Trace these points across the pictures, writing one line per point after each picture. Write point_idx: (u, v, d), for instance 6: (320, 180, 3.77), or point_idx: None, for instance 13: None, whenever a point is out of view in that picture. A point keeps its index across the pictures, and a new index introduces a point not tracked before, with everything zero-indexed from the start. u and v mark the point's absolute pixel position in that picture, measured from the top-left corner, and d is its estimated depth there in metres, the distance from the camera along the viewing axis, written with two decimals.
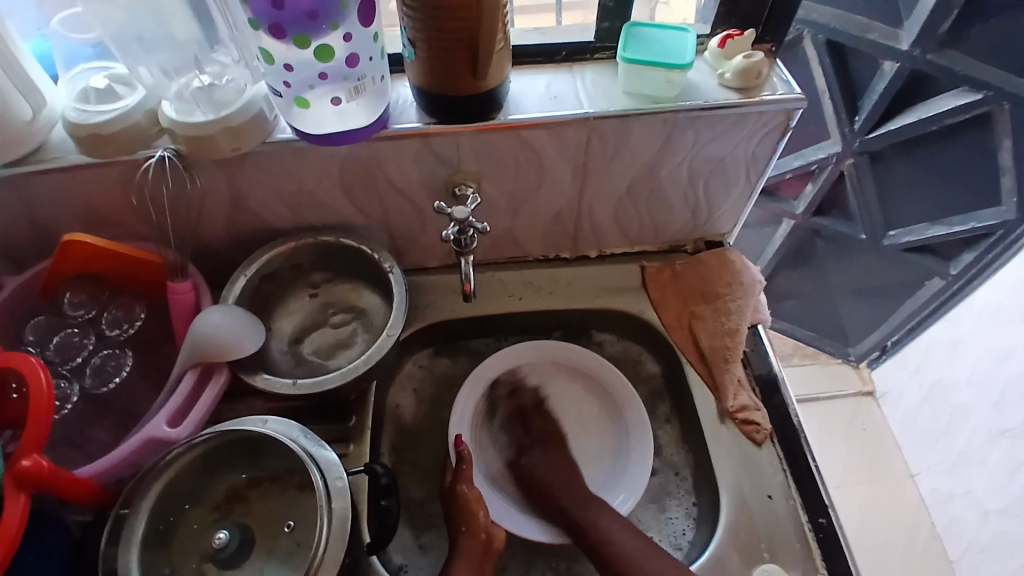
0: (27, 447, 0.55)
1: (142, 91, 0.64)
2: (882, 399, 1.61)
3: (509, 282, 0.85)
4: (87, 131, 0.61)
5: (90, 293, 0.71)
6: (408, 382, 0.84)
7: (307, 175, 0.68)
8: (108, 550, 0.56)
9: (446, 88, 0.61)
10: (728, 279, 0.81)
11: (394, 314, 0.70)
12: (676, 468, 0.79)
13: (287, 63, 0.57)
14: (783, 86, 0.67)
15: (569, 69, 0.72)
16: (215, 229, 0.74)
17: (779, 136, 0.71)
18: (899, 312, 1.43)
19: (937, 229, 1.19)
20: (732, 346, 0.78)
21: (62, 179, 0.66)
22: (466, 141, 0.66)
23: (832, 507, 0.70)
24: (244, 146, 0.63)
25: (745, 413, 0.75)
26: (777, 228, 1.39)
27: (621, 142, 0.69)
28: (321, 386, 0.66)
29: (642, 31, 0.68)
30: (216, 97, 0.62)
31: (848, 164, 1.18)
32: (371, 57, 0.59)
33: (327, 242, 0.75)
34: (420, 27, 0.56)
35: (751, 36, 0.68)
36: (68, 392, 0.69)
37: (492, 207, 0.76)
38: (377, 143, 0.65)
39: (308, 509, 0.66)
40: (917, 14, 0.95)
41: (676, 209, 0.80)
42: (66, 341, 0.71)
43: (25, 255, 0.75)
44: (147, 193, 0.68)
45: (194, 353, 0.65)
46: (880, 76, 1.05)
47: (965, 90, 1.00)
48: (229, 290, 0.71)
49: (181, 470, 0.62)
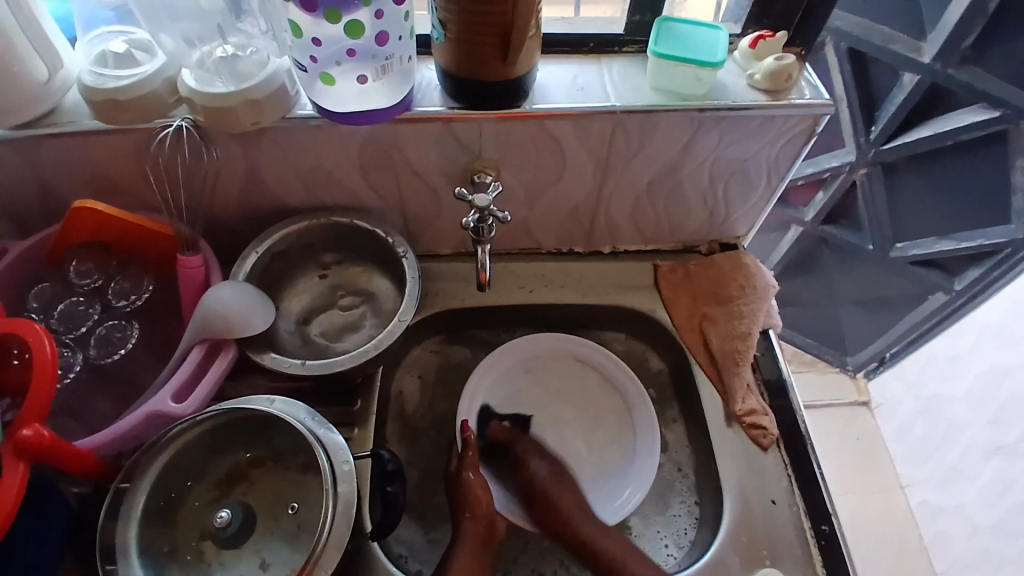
0: (29, 416, 0.54)
1: (162, 58, 0.62)
2: (876, 410, 1.62)
3: (521, 274, 0.84)
4: (103, 97, 0.59)
5: (96, 262, 0.69)
6: (414, 368, 0.84)
7: (325, 154, 0.67)
8: (106, 525, 0.56)
9: (472, 73, 0.59)
10: (741, 282, 0.81)
11: (407, 300, 0.69)
12: (680, 463, 0.79)
13: (315, 38, 0.56)
14: (811, 90, 0.67)
15: (596, 61, 0.71)
16: (227, 203, 0.73)
17: (804, 142, 0.70)
18: (901, 323, 1.42)
19: (944, 244, 1.19)
20: (744, 349, 0.77)
21: (75, 144, 0.64)
22: (489, 129, 0.65)
23: (835, 514, 0.70)
24: (263, 121, 0.61)
25: (753, 417, 0.75)
26: (785, 233, 1.39)
27: (645, 138, 0.68)
28: (330, 369, 0.66)
29: (673, 27, 0.67)
30: (238, 69, 0.61)
31: (861, 174, 1.18)
32: (401, 36, 0.58)
33: (339, 223, 0.74)
34: (452, 8, 0.55)
35: (784, 38, 0.67)
36: (71, 361, 0.67)
37: (510, 197, 0.75)
38: (398, 124, 0.64)
39: (312, 489, 0.65)
40: (942, 26, 0.94)
41: (694, 210, 0.79)
42: (71, 309, 0.69)
43: (31, 221, 0.73)
44: (162, 163, 0.66)
45: (202, 329, 0.64)
46: (900, 87, 1.04)
47: (983, 108, 0.99)
48: (239, 266, 0.70)
49: (185, 445, 0.61)
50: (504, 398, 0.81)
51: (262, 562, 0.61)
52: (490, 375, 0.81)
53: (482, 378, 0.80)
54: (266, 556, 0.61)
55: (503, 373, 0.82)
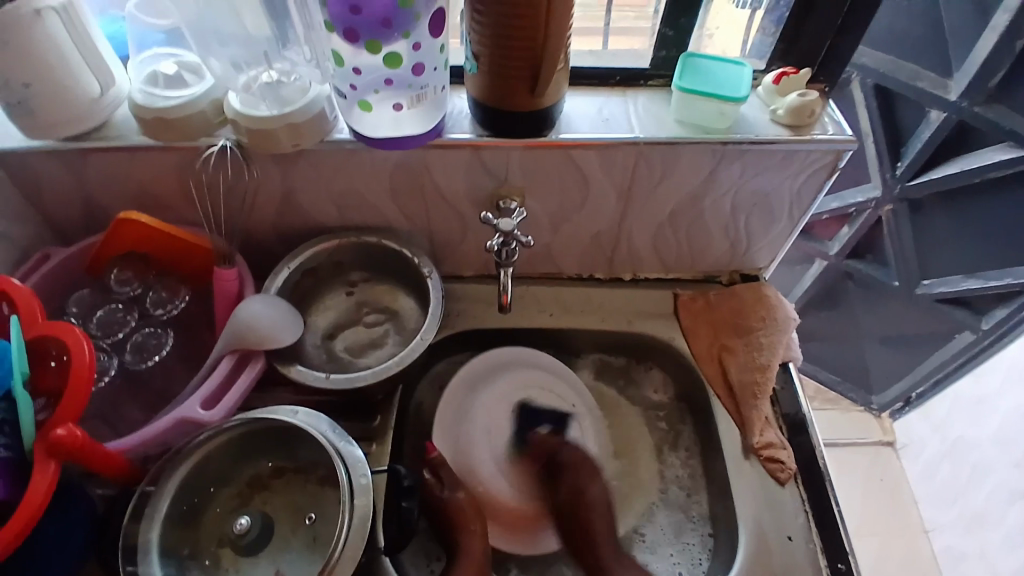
0: (63, 417, 0.56)
1: (210, 81, 0.66)
2: (902, 451, 1.59)
3: (542, 297, 0.86)
4: (152, 115, 0.63)
5: (136, 271, 0.73)
6: (434, 384, 0.85)
7: (357, 176, 0.70)
8: (131, 526, 0.57)
9: (502, 102, 0.62)
10: (762, 314, 0.81)
11: (430, 318, 0.71)
12: (689, 489, 0.80)
13: (355, 67, 0.59)
14: (834, 127, 0.68)
15: (621, 94, 0.73)
16: (262, 220, 0.76)
17: (826, 176, 0.71)
18: (926, 363, 1.41)
19: (971, 282, 1.18)
20: (762, 381, 0.77)
21: (123, 159, 0.68)
22: (514, 156, 0.67)
23: (853, 554, 0.69)
24: (303, 143, 0.64)
25: (770, 450, 0.75)
26: (809, 267, 1.38)
27: (665, 169, 0.70)
28: (353, 383, 0.67)
29: (697, 62, 0.69)
30: (281, 94, 0.64)
31: (887, 210, 1.17)
32: (436, 67, 0.61)
33: (369, 242, 0.77)
34: (484, 43, 0.58)
35: (808, 74, 0.69)
36: (107, 365, 0.70)
37: (534, 222, 0.77)
38: (429, 150, 0.67)
39: (330, 503, 0.67)
40: (969, 65, 0.94)
41: (715, 240, 0.80)
42: (109, 316, 0.73)
43: (77, 230, 0.77)
44: (204, 179, 0.70)
45: (233, 340, 0.66)
46: (926, 125, 1.04)
47: (1010, 146, 0.98)
48: (271, 282, 0.73)
49: (207, 453, 0.63)
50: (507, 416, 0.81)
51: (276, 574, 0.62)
52: (498, 385, 0.82)
53: (523, 368, 0.83)
54: (280, 568, 0.63)
55: (474, 410, 0.80)
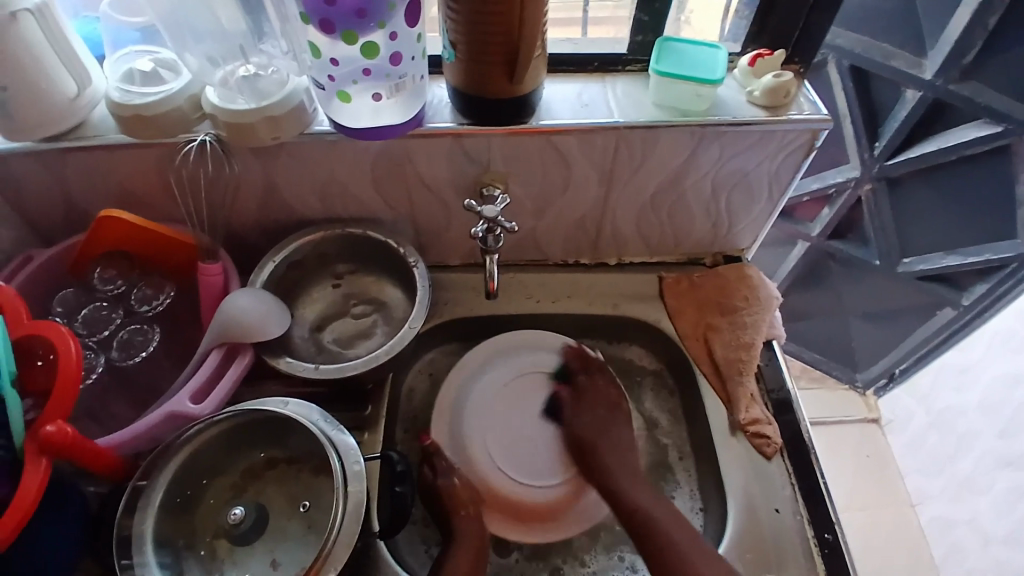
0: (52, 415, 0.56)
1: (187, 76, 0.65)
2: (888, 426, 1.62)
3: (528, 283, 0.87)
4: (130, 112, 0.63)
5: (119, 270, 0.73)
6: (424, 372, 0.86)
7: (339, 167, 0.70)
8: (124, 519, 0.58)
9: (480, 89, 0.62)
10: (745, 293, 0.82)
11: (417, 306, 0.71)
12: (680, 452, 0.82)
13: (332, 58, 0.59)
14: (809, 106, 0.69)
15: (600, 79, 0.74)
16: (246, 214, 0.77)
17: (803, 156, 0.72)
18: (908, 340, 1.44)
19: (951, 259, 1.20)
20: (746, 359, 0.79)
21: (103, 156, 0.68)
22: (496, 142, 0.68)
23: (839, 523, 0.71)
24: (282, 135, 0.64)
25: (756, 426, 0.76)
26: (792, 249, 1.40)
27: (645, 152, 0.70)
28: (342, 372, 0.68)
29: (673, 46, 0.70)
30: (258, 87, 0.64)
31: (867, 190, 1.19)
32: (413, 56, 0.61)
33: (353, 234, 0.77)
34: (461, 30, 0.58)
35: (781, 55, 0.70)
36: (94, 363, 0.70)
37: (517, 208, 0.78)
38: (410, 139, 0.67)
39: (324, 491, 0.67)
40: (941, 44, 0.96)
41: (697, 222, 0.82)
42: (95, 314, 0.73)
43: (59, 231, 0.77)
44: (185, 175, 0.70)
45: (220, 334, 0.67)
46: (902, 104, 1.06)
47: (987, 122, 1.00)
48: (257, 274, 0.73)
49: (201, 445, 0.63)
50: (507, 398, 0.81)
51: (272, 562, 0.63)
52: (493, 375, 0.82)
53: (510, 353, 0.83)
54: (276, 557, 0.63)
55: (471, 399, 0.81)
